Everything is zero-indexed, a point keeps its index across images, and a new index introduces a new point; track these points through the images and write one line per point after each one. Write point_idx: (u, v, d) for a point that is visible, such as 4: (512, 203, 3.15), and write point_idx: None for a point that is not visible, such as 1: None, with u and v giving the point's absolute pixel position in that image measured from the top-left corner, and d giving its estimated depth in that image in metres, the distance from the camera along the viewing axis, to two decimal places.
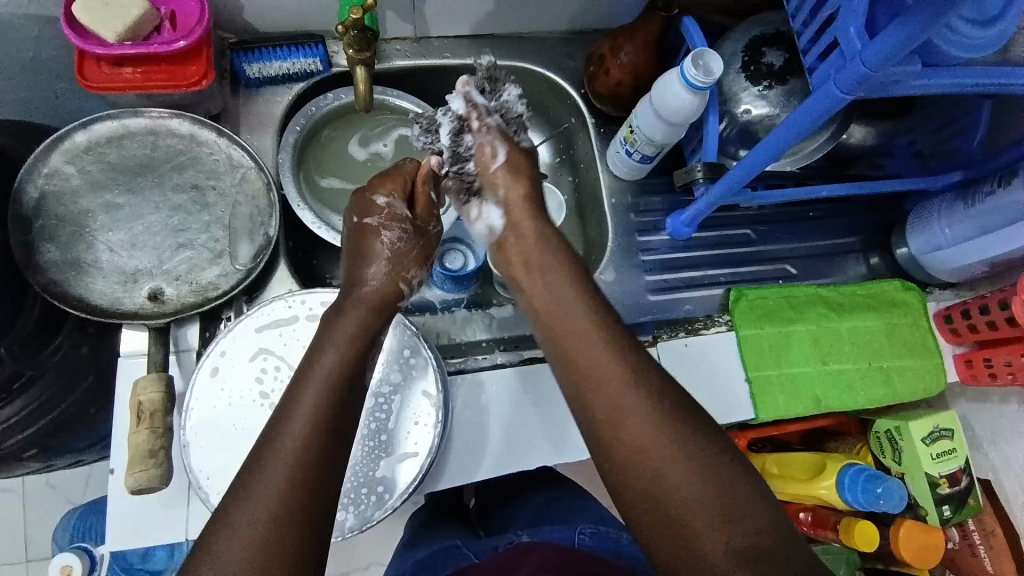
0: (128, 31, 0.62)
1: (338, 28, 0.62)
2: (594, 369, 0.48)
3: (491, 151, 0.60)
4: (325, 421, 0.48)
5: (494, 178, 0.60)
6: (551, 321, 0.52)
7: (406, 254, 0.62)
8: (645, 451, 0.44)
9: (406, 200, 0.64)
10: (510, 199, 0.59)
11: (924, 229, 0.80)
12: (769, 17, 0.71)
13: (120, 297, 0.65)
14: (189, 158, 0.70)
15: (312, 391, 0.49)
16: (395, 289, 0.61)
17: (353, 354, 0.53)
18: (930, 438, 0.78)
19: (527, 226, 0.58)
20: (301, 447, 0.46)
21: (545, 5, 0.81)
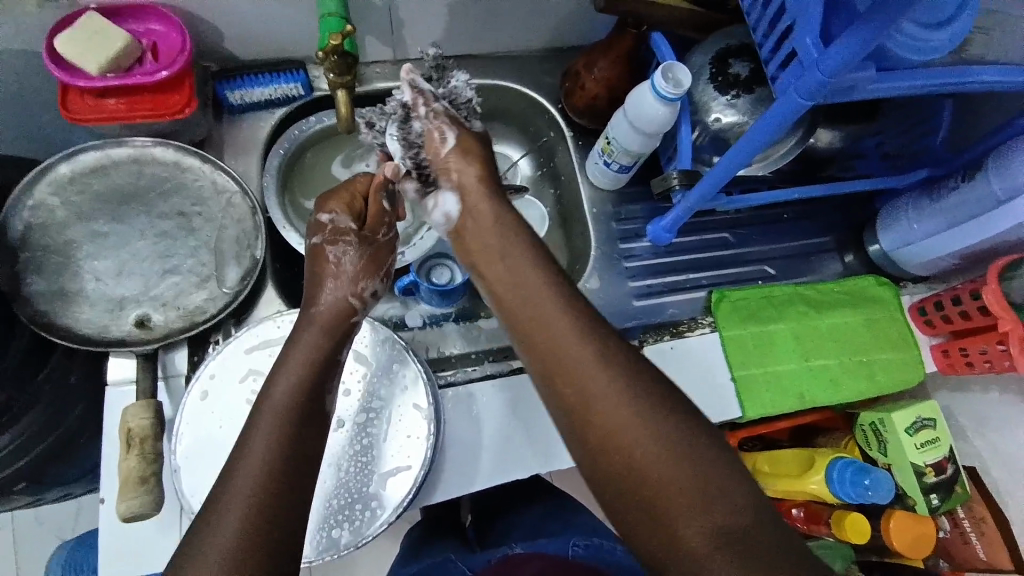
0: (111, 62, 0.64)
1: (319, 54, 0.63)
2: (565, 356, 0.48)
3: (439, 136, 0.61)
4: (286, 442, 0.49)
5: (446, 165, 0.61)
6: (519, 306, 0.52)
7: (356, 267, 0.64)
8: (620, 434, 0.45)
9: (351, 215, 0.66)
10: (465, 183, 0.60)
11: (894, 225, 0.83)
12: (735, 29, 0.74)
13: (108, 325, 0.65)
14: (174, 185, 0.70)
15: (268, 417, 0.50)
16: (344, 302, 0.62)
17: (313, 376, 0.54)
18: (913, 428, 0.80)
19: (485, 208, 0.59)
20: (265, 468, 0.47)
21: (521, 26, 0.84)
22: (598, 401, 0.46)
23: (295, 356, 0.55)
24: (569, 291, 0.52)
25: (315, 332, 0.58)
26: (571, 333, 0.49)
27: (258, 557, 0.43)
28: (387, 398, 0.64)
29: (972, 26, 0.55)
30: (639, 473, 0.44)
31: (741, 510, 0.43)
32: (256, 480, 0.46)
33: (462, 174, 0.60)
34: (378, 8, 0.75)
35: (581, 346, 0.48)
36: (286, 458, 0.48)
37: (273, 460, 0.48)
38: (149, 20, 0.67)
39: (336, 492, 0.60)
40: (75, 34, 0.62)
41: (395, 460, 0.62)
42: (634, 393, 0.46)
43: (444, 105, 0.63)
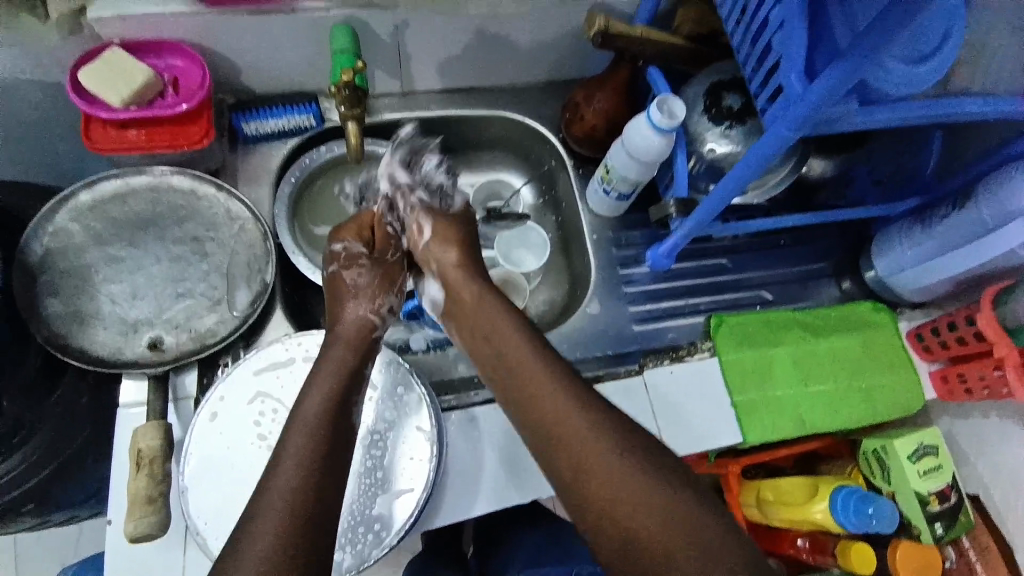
0: (133, 96, 0.67)
1: (332, 88, 0.67)
2: (539, 401, 0.54)
3: (419, 228, 0.71)
4: (320, 452, 0.52)
5: (428, 254, 0.70)
6: (501, 362, 0.58)
7: (371, 287, 0.68)
8: (599, 471, 0.48)
9: (362, 242, 0.70)
10: (443, 267, 0.67)
11: (888, 252, 0.85)
12: (727, 65, 0.78)
13: (121, 347, 0.66)
14: (189, 212, 0.73)
15: (302, 427, 0.53)
16: (363, 318, 0.65)
17: (343, 391, 0.57)
18: (916, 455, 0.79)
19: (465, 291, 0.65)
20: (301, 476, 0.49)
21: (522, 60, 0.87)
22: (574, 442, 0.50)
23: (325, 371, 0.59)
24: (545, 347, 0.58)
25: (338, 350, 0.61)
26: (547, 385, 0.54)
27: (298, 555, 0.45)
28: (391, 419, 0.65)
29: (956, 57, 0.57)
30: (622, 504, 0.47)
31: (722, 537, 0.45)
32: (291, 487, 0.48)
33: (439, 260, 0.68)
34: (387, 44, 0.79)
35: (555, 396, 0.53)
36: (320, 465, 0.51)
37: (308, 467, 0.50)
38: (171, 57, 0.71)
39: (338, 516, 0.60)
40: (100, 69, 0.66)
41: (398, 481, 0.62)
42: (608, 435, 0.50)
43: (421, 198, 0.74)
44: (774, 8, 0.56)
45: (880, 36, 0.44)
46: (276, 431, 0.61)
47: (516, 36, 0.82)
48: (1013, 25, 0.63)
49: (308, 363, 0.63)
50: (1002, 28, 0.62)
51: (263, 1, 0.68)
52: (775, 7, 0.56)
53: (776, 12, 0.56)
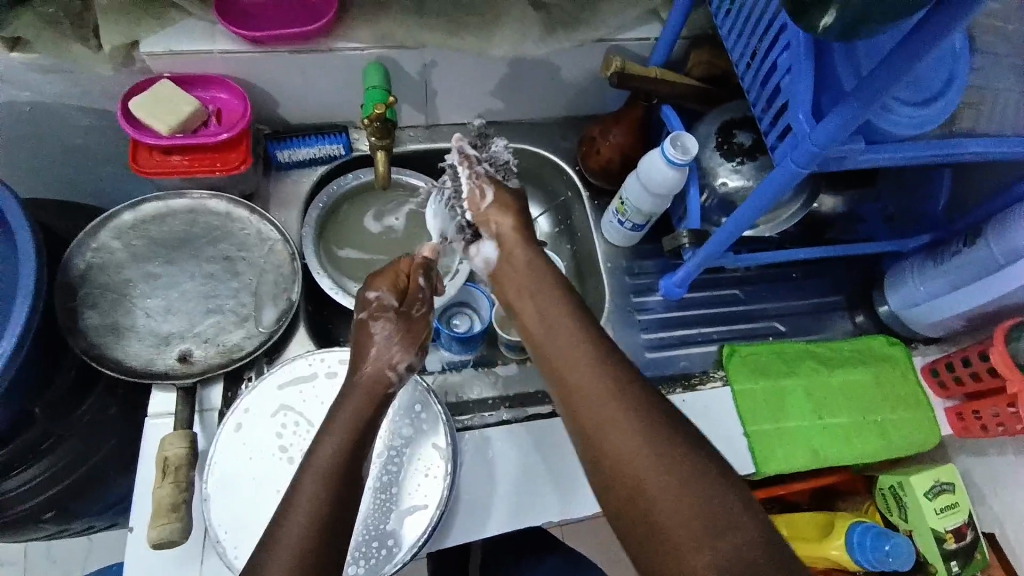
0: (180, 124, 0.72)
1: (364, 121, 0.71)
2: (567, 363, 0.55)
3: (480, 193, 0.69)
4: (328, 501, 0.52)
5: (486, 218, 0.68)
6: (545, 339, 0.59)
7: (394, 344, 0.64)
8: (626, 458, 0.48)
9: (395, 293, 0.66)
10: (502, 231, 0.67)
11: (900, 287, 0.86)
12: (738, 104, 0.81)
13: (153, 359, 0.69)
14: (223, 232, 0.77)
15: (313, 478, 0.53)
16: (383, 375, 0.63)
17: (355, 442, 0.57)
18: (933, 493, 0.78)
19: (519, 253, 0.66)
20: (309, 527, 0.50)
21: (541, 97, 0.92)
22: (607, 427, 0.50)
23: (339, 421, 0.58)
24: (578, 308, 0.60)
25: (354, 399, 0.60)
26: (587, 364, 0.54)
27: None
28: (409, 437, 0.66)
29: (959, 102, 0.59)
30: (646, 500, 0.46)
31: (749, 540, 0.43)
32: (299, 538, 0.49)
33: (498, 227, 0.67)
34: (414, 81, 0.84)
35: (594, 375, 0.53)
36: (329, 515, 0.51)
37: (316, 519, 0.50)
38: (215, 89, 0.77)
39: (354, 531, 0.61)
40: (152, 100, 0.72)
41: (413, 498, 0.63)
42: (642, 417, 0.50)
43: (484, 168, 0.72)
44: (782, 52, 0.59)
45: (883, 82, 0.47)
46: (297, 443, 0.62)
47: (535, 74, 0.87)
48: (1015, 71, 0.65)
49: (330, 379, 0.65)
50: (1001, 73, 0.65)
51: (303, 41, 0.75)
52: (783, 51, 0.59)
53: (784, 56, 0.59)
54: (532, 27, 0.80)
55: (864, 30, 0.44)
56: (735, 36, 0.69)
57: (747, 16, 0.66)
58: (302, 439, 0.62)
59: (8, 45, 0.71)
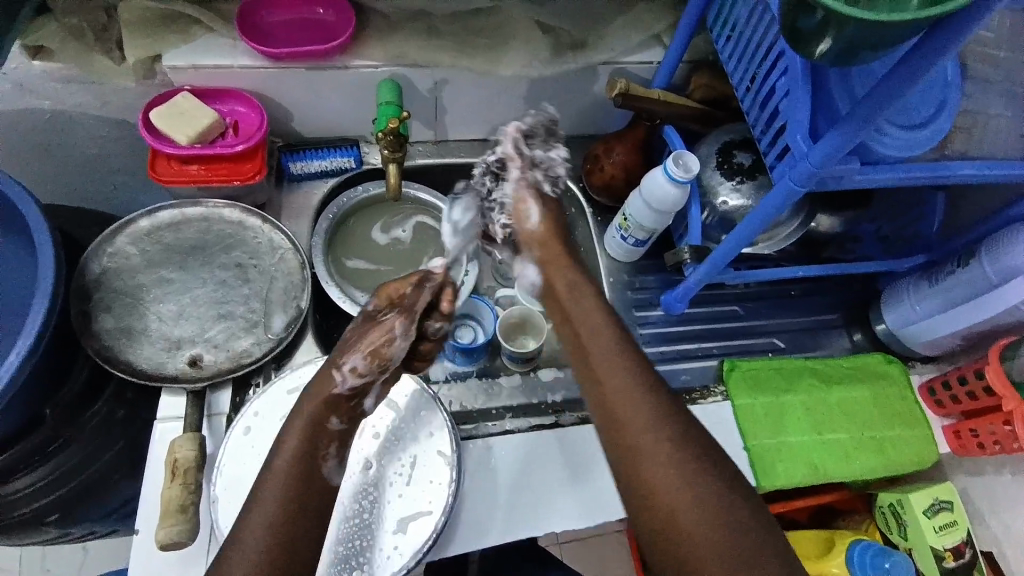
0: (197, 135, 0.74)
1: (377, 135, 0.73)
2: (607, 373, 0.56)
3: (525, 210, 0.71)
4: (289, 509, 0.53)
5: (529, 238, 0.70)
6: (590, 364, 0.58)
7: (355, 342, 0.62)
8: (669, 492, 0.50)
9: (384, 300, 0.66)
10: (545, 259, 0.69)
11: (897, 305, 0.87)
12: (738, 126, 0.85)
13: (163, 362, 0.70)
14: (236, 240, 0.79)
15: (272, 485, 0.54)
16: (332, 377, 0.60)
17: (309, 446, 0.57)
18: (932, 510, 0.80)
19: (558, 273, 0.67)
20: (268, 538, 0.51)
21: (547, 115, 0.95)
22: (639, 442, 0.52)
23: (292, 429, 0.58)
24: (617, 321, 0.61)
25: (311, 402, 0.60)
26: (625, 378, 0.55)
27: None
28: (411, 442, 0.67)
29: (950, 127, 0.62)
30: (673, 523, 0.49)
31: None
32: (256, 545, 0.51)
33: (540, 251, 0.69)
34: (424, 98, 0.87)
35: (633, 391, 0.54)
36: (285, 525, 0.52)
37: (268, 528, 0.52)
38: (233, 102, 0.79)
39: (344, 539, 0.62)
40: (171, 112, 0.74)
41: (416, 504, 0.64)
42: (689, 455, 0.51)
43: (529, 177, 0.73)
44: (780, 77, 0.62)
45: (877, 106, 0.49)
46: None
47: (541, 94, 0.90)
48: (1007, 100, 0.68)
49: None
50: (993, 100, 0.67)
51: (320, 58, 0.78)
52: (782, 76, 0.62)
53: (782, 81, 0.61)
54: (540, 48, 0.83)
55: (857, 56, 0.47)
56: (737, 61, 0.72)
57: (748, 43, 0.69)
58: None
59: (31, 54, 0.75)
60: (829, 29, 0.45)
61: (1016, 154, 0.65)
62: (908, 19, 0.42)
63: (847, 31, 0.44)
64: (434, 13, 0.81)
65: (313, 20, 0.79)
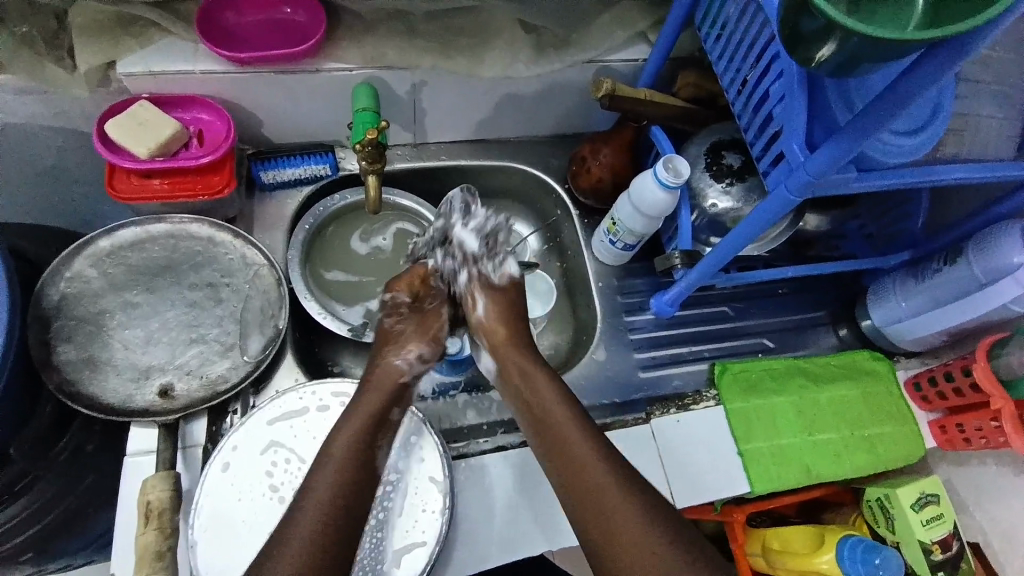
0: (159, 146, 0.69)
1: (355, 146, 0.69)
2: (575, 465, 0.58)
3: (473, 302, 0.73)
4: (342, 505, 0.54)
5: (485, 325, 0.72)
6: (558, 453, 0.60)
7: (408, 333, 0.71)
8: (619, 533, 0.52)
9: (410, 292, 0.73)
10: (496, 342, 0.70)
11: (883, 303, 0.88)
12: (726, 126, 0.83)
13: (132, 394, 0.66)
14: (206, 258, 0.74)
15: (331, 465, 0.56)
16: (395, 366, 0.67)
17: (367, 431, 0.60)
18: (919, 504, 0.82)
19: (514, 363, 0.68)
20: (328, 515, 0.53)
21: (530, 115, 0.92)
22: (618, 533, 0.52)
23: (353, 418, 0.60)
24: (580, 415, 0.62)
25: (369, 392, 0.64)
26: (592, 465, 0.57)
27: None
28: (407, 467, 0.65)
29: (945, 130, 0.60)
30: None
31: None
32: (311, 533, 0.51)
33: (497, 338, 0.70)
34: (404, 102, 0.83)
35: (603, 478, 0.56)
36: (337, 522, 0.53)
37: (323, 520, 0.52)
38: (198, 110, 0.74)
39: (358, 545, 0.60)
40: (129, 123, 0.69)
41: (410, 534, 0.62)
42: (670, 549, 0.51)
43: (482, 269, 0.74)
44: (775, 81, 0.60)
45: (876, 120, 0.47)
46: (288, 482, 0.60)
47: (525, 94, 0.87)
48: (996, 99, 0.68)
49: (322, 413, 0.63)
50: (982, 101, 0.67)
51: (289, 61, 0.73)
52: (777, 79, 0.59)
53: (778, 84, 0.59)
54: (524, 49, 0.80)
55: (858, 67, 0.45)
56: (729, 59, 0.69)
57: (741, 41, 0.66)
58: (293, 477, 0.59)
59: None
60: (832, 35, 0.43)
61: (1006, 157, 0.64)
62: (908, 39, 0.40)
63: (851, 42, 0.42)
64: (412, 13, 0.77)
65: (281, 21, 0.74)
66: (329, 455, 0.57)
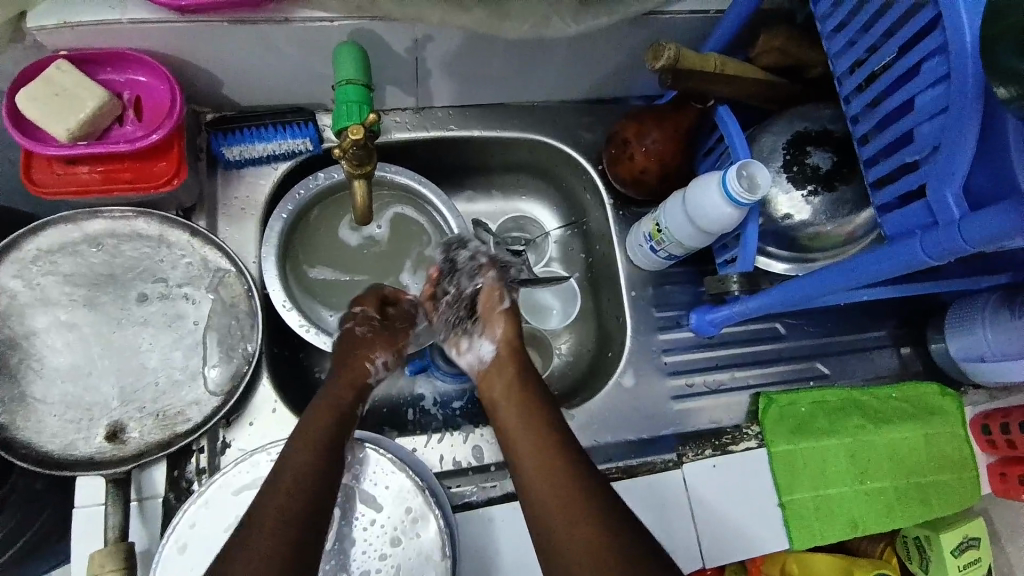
0: (83, 126, 0.54)
1: (336, 148, 0.53)
2: (527, 443, 0.52)
3: (496, 296, 0.63)
4: (299, 512, 0.46)
5: (493, 318, 0.62)
6: (512, 433, 0.54)
7: (374, 340, 0.63)
8: (561, 517, 0.47)
9: (378, 308, 0.66)
10: (503, 339, 0.61)
11: (966, 334, 0.75)
12: (815, 111, 0.65)
13: (74, 440, 0.56)
14: (156, 264, 0.61)
15: (282, 498, 0.46)
16: (361, 368, 0.60)
17: (327, 449, 0.50)
18: (960, 549, 0.74)
19: (509, 357, 0.60)
20: (268, 537, 0.44)
21: (561, 77, 0.73)
22: (562, 509, 0.47)
23: (318, 412, 0.54)
24: (542, 397, 0.57)
25: (332, 389, 0.57)
26: (544, 440, 0.52)
27: None
28: (393, 547, 0.52)
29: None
30: None
31: None
32: (263, 558, 0.43)
33: (506, 331, 0.61)
34: (402, 60, 0.65)
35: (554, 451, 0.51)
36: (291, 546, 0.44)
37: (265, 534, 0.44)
38: (132, 70, 0.58)
39: None
40: (39, 90, 0.52)
41: None
42: (615, 522, 0.46)
43: (493, 272, 0.66)
44: (934, 86, 0.44)
45: None
46: None
47: (556, 54, 0.68)
48: None
49: None
50: None
51: (246, 8, 0.53)
52: (932, 88, 0.44)
53: (936, 94, 0.43)
54: None
55: None
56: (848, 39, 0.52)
57: (880, 17, 0.49)
58: None
59: None
60: None
61: None
62: None
63: None
64: None
65: None
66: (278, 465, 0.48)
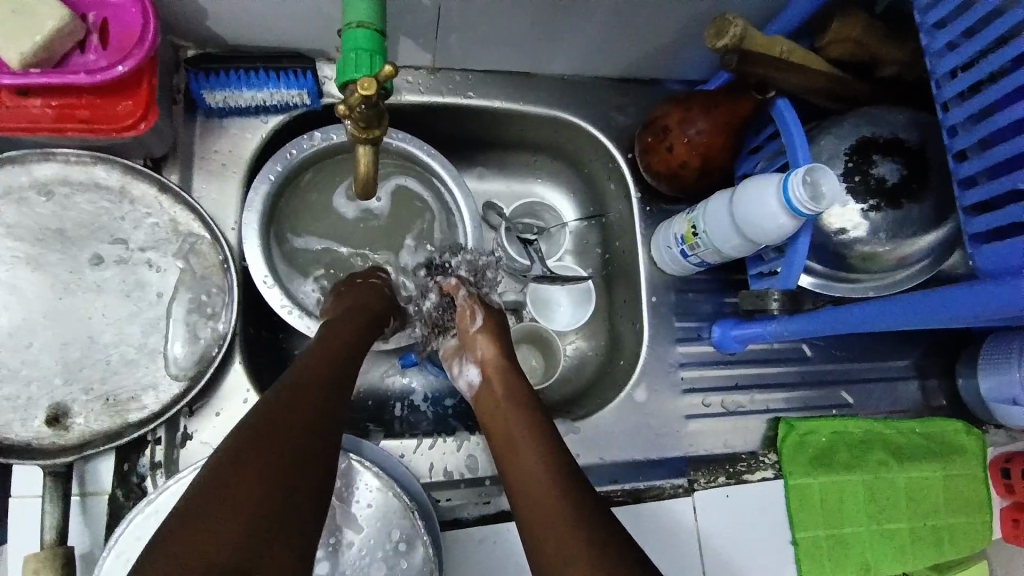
0: (35, 49, 0.45)
1: (339, 105, 0.45)
2: (519, 461, 0.47)
3: (470, 314, 0.59)
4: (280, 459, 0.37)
5: (473, 340, 0.58)
6: (509, 448, 0.48)
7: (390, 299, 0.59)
8: (556, 541, 0.40)
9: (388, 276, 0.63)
10: (486, 358, 0.56)
11: (998, 372, 0.68)
12: (884, 115, 0.57)
13: (7, 422, 0.48)
14: (115, 222, 0.52)
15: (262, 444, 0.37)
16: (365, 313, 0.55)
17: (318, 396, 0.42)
18: None
19: (498, 373, 0.55)
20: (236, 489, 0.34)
21: (599, 49, 0.65)
22: (556, 530, 0.40)
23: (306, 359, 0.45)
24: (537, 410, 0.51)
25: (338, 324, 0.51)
26: (538, 456, 0.46)
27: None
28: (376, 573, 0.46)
29: None
30: None
31: None
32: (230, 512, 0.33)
33: (484, 350, 0.57)
34: (421, 8, 0.56)
35: (547, 467, 0.45)
36: (264, 529, 0.34)
37: (233, 525, 0.33)
38: None
39: None
40: None
41: None
42: (614, 546, 0.39)
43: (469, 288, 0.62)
44: None
45: None
46: None
47: (600, 20, 0.59)
48: None
49: None
50: None
51: None
52: None
53: None
54: None
55: None
56: (947, 43, 0.47)
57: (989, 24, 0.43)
58: None
59: None
60: None
61: None
62: None
63: None
64: None
65: None
66: (245, 450, 0.36)
